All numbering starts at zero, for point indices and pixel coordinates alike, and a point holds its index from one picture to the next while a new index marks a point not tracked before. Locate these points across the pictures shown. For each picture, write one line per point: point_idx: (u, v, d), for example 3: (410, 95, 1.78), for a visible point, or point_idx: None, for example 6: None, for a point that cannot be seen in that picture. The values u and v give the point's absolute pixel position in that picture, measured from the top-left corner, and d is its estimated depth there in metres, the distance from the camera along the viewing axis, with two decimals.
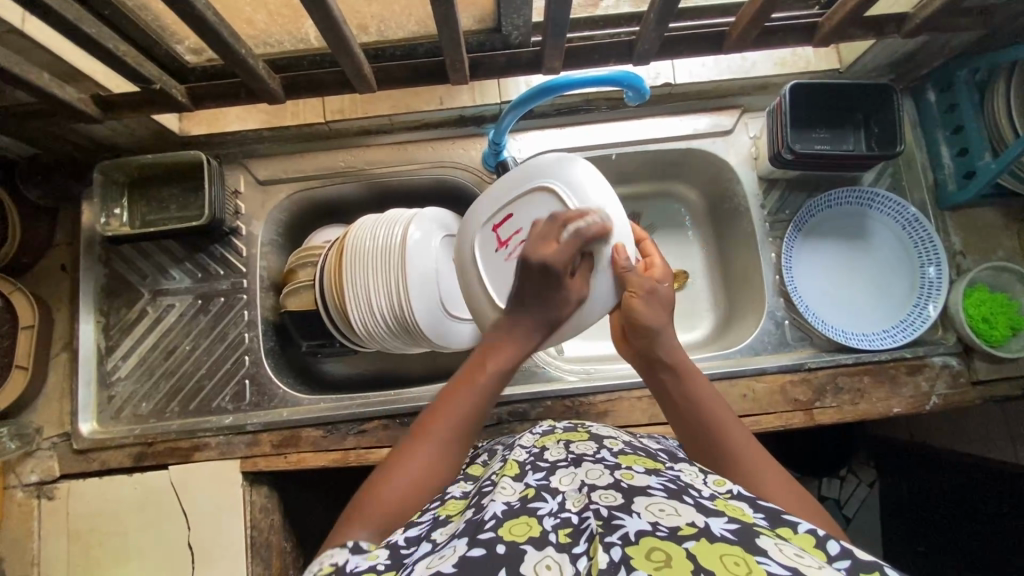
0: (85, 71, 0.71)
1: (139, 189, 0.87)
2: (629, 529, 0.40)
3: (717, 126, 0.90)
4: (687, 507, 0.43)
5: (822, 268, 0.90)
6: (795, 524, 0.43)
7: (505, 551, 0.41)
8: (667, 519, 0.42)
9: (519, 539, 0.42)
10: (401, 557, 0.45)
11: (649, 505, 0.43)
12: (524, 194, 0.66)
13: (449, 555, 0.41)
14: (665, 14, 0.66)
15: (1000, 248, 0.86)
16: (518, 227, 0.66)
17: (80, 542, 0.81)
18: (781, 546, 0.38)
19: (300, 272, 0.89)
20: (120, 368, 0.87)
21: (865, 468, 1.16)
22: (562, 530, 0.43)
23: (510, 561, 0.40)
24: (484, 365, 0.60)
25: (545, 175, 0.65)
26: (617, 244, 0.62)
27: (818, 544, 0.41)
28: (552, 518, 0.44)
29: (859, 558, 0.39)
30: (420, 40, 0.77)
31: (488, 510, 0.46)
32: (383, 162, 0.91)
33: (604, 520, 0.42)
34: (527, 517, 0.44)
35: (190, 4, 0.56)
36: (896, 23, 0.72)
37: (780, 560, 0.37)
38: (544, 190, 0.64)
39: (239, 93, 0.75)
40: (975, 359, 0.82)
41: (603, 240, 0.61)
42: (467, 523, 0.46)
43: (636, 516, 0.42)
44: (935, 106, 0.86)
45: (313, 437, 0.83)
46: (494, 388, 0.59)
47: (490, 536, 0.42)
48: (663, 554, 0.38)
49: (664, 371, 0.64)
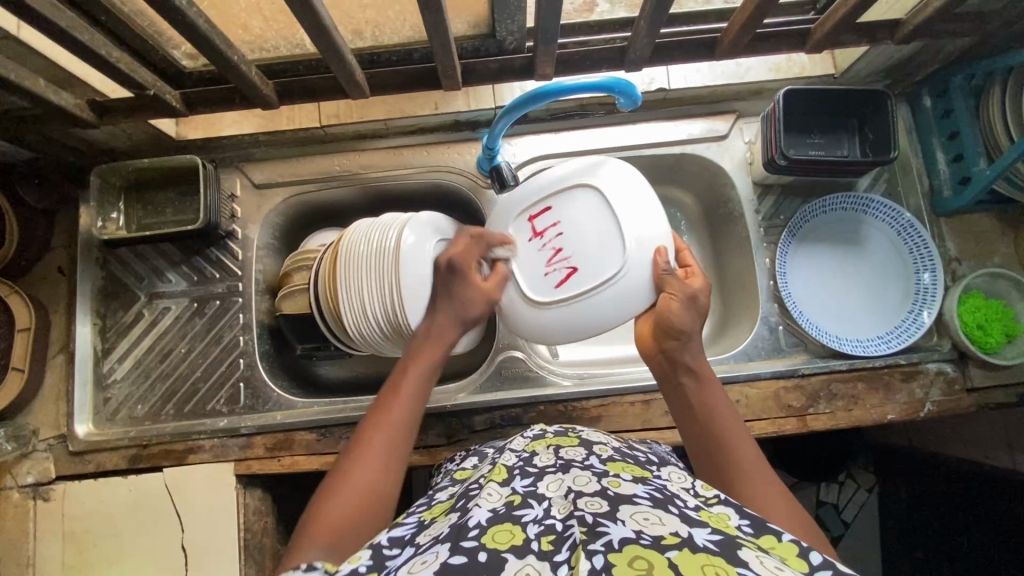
0: (82, 77, 0.72)
1: (136, 192, 0.88)
2: (613, 537, 0.40)
3: (712, 132, 0.90)
4: (671, 517, 0.44)
5: (817, 274, 0.90)
6: (779, 532, 0.44)
7: (487, 559, 0.41)
8: (651, 528, 0.42)
9: (502, 547, 0.42)
10: (384, 558, 0.45)
11: (635, 513, 0.43)
12: (563, 190, 0.70)
13: (431, 561, 0.41)
14: (657, 20, 0.66)
15: (995, 254, 0.86)
16: (555, 220, 0.70)
17: (75, 543, 0.81)
18: (761, 558, 0.39)
19: (295, 275, 0.89)
20: (117, 371, 0.88)
21: (864, 473, 1.13)
22: (545, 537, 0.43)
23: (492, 568, 0.40)
24: (407, 373, 0.67)
25: (584, 174, 0.69)
26: (657, 246, 0.66)
27: (800, 554, 0.41)
28: (536, 525, 0.45)
29: (840, 570, 0.40)
30: (415, 46, 0.77)
31: (473, 515, 0.46)
32: (378, 166, 0.91)
33: (588, 527, 0.42)
34: (511, 525, 0.45)
35: (183, 12, 0.56)
36: (890, 29, 0.72)
37: (759, 572, 0.38)
38: (584, 188, 0.69)
39: (233, 98, 0.76)
40: (969, 366, 0.82)
41: (642, 240, 0.66)
42: (450, 528, 0.46)
43: (620, 524, 0.42)
44: (931, 112, 0.86)
45: (306, 440, 0.83)
46: (416, 394, 0.66)
47: (473, 544, 0.42)
48: (645, 562, 0.38)
49: (682, 376, 0.65)
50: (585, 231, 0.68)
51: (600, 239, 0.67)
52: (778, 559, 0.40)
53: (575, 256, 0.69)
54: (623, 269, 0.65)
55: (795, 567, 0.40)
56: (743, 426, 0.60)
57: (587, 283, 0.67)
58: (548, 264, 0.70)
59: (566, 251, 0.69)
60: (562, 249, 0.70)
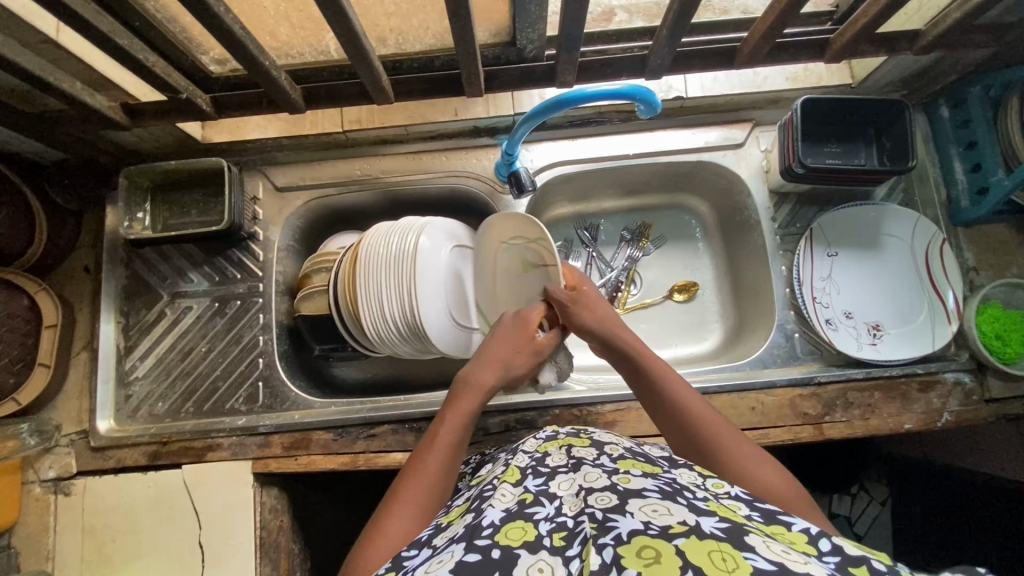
0: (115, 80, 0.74)
1: (161, 194, 0.90)
2: (622, 529, 0.41)
3: (729, 140, 0.91)
4: (679, 507, 0.44)
5: (854, 266, 0.88)
6: (789, 523, 0.44)
7: (500, 555, 0.42)
8: (658, 519, 0.42)
9: (514, 543, 0.43)
10: (403, 561, 0.47)
11: (643, 505, 0.44)
12: (894, 349, 0.84)
13: (445, 560, 0.42)
14: (677, 29, 0.67)
15: (1014, 265, 0.85)
16: (874, 324, 0.86)
17: (94, 538, 0.82)
18: (768, 543, 0.39)
19: (314, 277, 0.90)
20: (138, 368, 0.89)
21: (877, 486, 1.14)
22: (557, 533, 0.44)
23: (505, 564, 0.41)
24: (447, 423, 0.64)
25: (895, 338, 0.85)
26: (864, 302, 0.87)
27: (810, 541, 0.41)
28: (547, 522, 0.45)
29: (848, 553, 0.40)
30: (437, 53, 0.79)
31: (487, 516, 0.47)
32: (398, 170, 0.93)
33: (597, 522, 0.43)
34: (523, 522, 0.45)
35: (218, 17, 0.58)
36: (909, 40, 0.73)
37: (767, 556, 0.38)
38: (912, 342, 0.84)
39: (261, 103, 0.78)
40: (989, 376, 0.82)
41: (866, 305, 0.87)
42: (465, 528, 0.47)
43: (629, 517, 0.42)
44: (949, 122, 0.86)
45: (324, 439, 0.84)
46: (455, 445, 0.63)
47: (486, 542, 0.43)
48: (652, 552, 0.38)
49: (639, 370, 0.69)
50: (866, 296, 0.87)
51: (861, 288, 0.87)
52: (786, 544, 0.40)
53: (854, 311, 0.87)
54: (837, 277, 0.88)
55: (803, 551, 0.40)
56: (720, 418, 0.62)
57: (816, 271, 0.87)
58: (821, 313, 0.86)
59: (854, 317, 0.86)
60: (851, 317, 0.86)
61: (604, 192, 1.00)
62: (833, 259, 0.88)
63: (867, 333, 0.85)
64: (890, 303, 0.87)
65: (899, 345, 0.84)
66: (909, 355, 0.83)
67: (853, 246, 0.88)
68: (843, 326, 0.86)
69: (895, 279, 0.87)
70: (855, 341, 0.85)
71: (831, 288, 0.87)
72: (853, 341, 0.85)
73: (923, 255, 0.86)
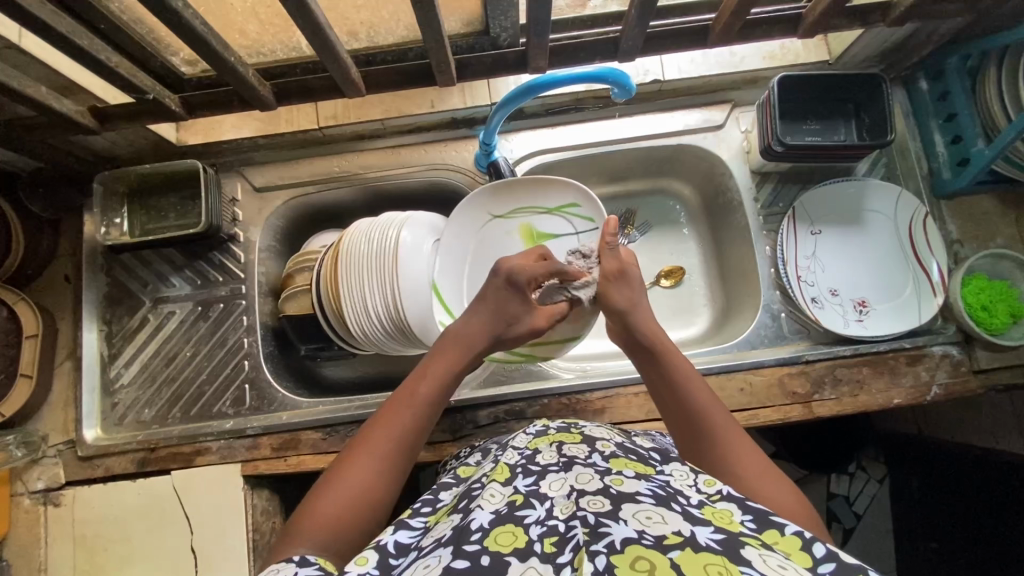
0: (83, 84, 0.73)
1: (138, 199, 0.88)
2: (615, 537, 0.40)
3: (708, 122, 0.90)
4: (674, 515, 0.43)
5: (838, 244, 0.88)
6: (783, 526, 0.44)
7: (490, 562, 0.41)
8: (653, 527, 0.42)
9: (505, 549, 0.43)
10: (390, 568, 0.46)
11: (637, 512, 0.43)
12: (880, 323, 0.84)
13: (434, 565, 0.42)
14: (647, 10, 0.66)
15: (998, 236, 0.85)
16: (860, 298, 0.86)
17: (85, 547, 0.82)
18: (764, 556, 0.39)
19: (297, 276, 0.90)
20: (123, 375, 0.89)
21: (875, 464, 1.13)
22: (548, 538, 0.43)
23: (495, 571, 0.40)
24: (434, 366, 0.66)
25: (883, 314, 0.85)
26: (850, 280, 0.86)
27: (804, 547, 0.41)
28: (539, 526, 0.45)
29: (843, 560, 0.40)
30: (409, 45, 0.78)
31: (476, 518, 0.46)
32: (377, 165, 0.92)
33: (590, 528, 0.42)
34: (513, 526, 0.45)
35: (179, 13, 0.57)
36: (882, 11, 0.72)
37: (762, 570, 0.37)
38: (898, 318, 0.84)
39: (231, 101, 0.77)
40: (976, 348, 0.82)
41: (852, 281, 0.86)
42: (452, 530, 0.46)
43: (622, 523, 0.42)
44: (927, 95, 0.86)
45: (312, 439, 0.84)
46: (437, 391, 0.64)
47: (475, 548, 0.43)
48: (647, 563, 0.38)
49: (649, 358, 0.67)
50: (850, 272, 0.87)
51: (846, 264, 0.87)
52: (783, 555, 0.40)
53: (840, 288, 0.86)
54: (819, 254, 0.87)
55: (799, 563, 0.40)
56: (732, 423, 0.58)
57: (799, 247, 0.86)
58: (804, 290, 0.85)
59: (841, 293, 0.86)
60: (839, 294, 0.86)
61: (586, 179, 0.99)
62: (817, 236, 0.88)
63: (854, 309, 0.85)
64: (875, 279, 0.86)
65: (887, 322, 0.84)
66: (895, 330, 0.83)
67: (838, 224, 0.88)
68: (827, 306, 0.85)
69: (881, 254, 0.87)
70: (842, 318, 0.84)
71: (816, 265, 0.87)
72: (839, 317, 0.84)
73: (907, 230, 0.86)
